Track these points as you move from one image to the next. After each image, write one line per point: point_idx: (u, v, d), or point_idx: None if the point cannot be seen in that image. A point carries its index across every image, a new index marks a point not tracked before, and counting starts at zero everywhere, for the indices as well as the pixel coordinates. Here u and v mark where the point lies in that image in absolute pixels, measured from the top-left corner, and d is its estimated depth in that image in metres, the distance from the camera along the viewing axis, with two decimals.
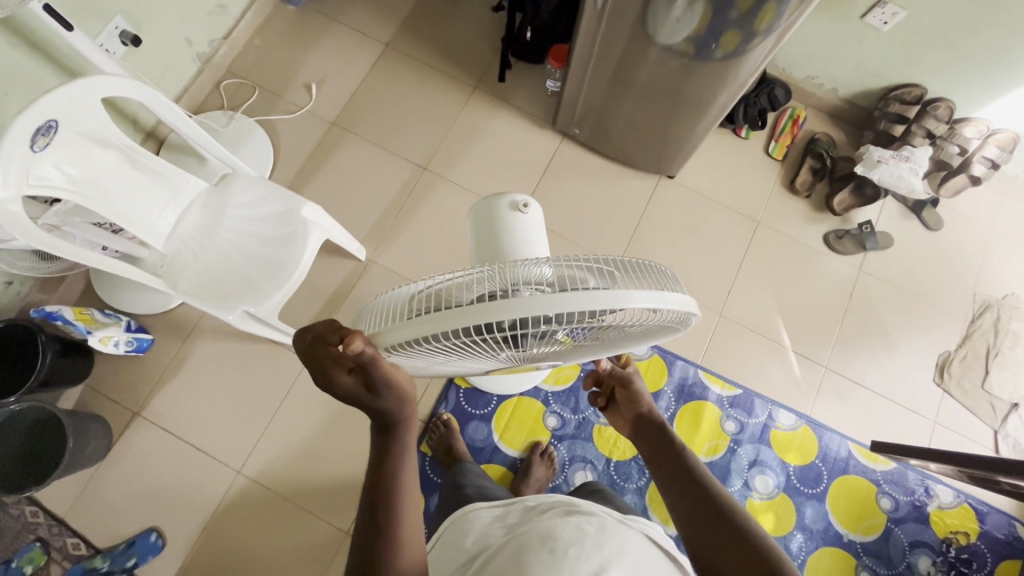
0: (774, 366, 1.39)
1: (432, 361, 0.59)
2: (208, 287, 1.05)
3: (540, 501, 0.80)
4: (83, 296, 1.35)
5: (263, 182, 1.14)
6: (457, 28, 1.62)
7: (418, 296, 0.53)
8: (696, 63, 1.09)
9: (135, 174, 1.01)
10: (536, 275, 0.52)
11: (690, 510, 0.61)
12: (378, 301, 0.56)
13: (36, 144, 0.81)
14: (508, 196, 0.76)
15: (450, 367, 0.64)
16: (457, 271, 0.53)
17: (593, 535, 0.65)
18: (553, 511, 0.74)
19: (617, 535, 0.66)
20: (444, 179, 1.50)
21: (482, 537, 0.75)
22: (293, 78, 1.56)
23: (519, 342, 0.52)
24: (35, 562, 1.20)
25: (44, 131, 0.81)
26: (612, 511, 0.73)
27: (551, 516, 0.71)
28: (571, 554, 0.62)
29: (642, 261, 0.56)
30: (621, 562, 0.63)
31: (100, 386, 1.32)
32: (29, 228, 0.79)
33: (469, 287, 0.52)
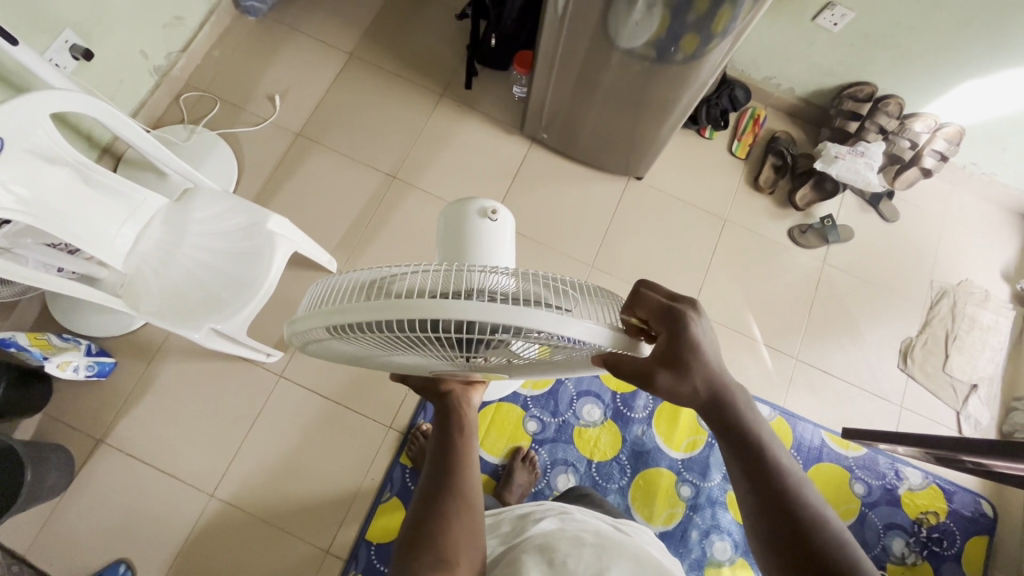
0: (747, 359, 1.42)
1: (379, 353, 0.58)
2: (171, 306, 1.02)
3: (533, 507, 0.82)
4: (39, 321, 1.29)
5: (225, 196, 1.11)
6: (422, 36, 1.63)
7: (371, 281, 0.52)
8: (657, 66, 1.11)
9: (89, 191, 0.97)
10: (495, 284, 0.51)
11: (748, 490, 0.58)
12: (336, 277, 0.55)
13: None
14: (476, 202, 0.76)
15: (402, 362, 0.62)
16: (419, 263, 0.52)
17: (591, 543, 0.68)
18: (547, 520, 0.75)
19: (612, 543, 0.69)
20: (414, 187, 1.49)
21: None
22: (256, 90, 1.54)
23: (467, 347, 0.52)
24: None
25: None
26: (609, 527, 0.76)
27: (548, 526, 0.73)
28: (569, 562, 0.63)
29: (605, 292, 0.55)
30: (619, 561, 0.65)
31: (60, 414, 1.26)
32: None
33: (428, 282, 0.51)
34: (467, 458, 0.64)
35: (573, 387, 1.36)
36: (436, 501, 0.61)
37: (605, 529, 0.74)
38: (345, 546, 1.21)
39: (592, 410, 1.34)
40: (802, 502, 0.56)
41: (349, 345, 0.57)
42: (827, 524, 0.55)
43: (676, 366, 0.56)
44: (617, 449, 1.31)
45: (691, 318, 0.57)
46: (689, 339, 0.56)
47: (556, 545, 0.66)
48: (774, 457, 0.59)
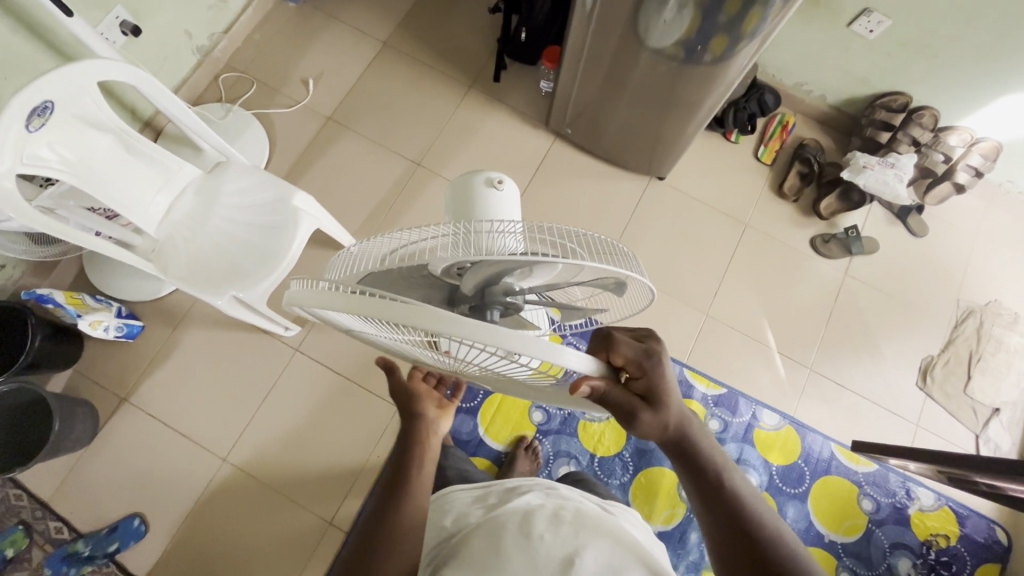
0: (759, 367, 1.40)
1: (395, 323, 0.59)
2: (197, 273, 1.06)
3: (520, 484, 0.82)
4: (76, 281, 1.36)
5: (256, 170, 1.14)
6: (455, 28, 1.65)
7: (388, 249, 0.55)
8: (685, 67, 1.11)
9: (130, 158, 1.02)
10: (505, 243, 0.53)
11: (712, 531, 0.58)
12: (359, 251, 0.58)
13: (32, 123, 0.82)
14: (482, 172, 0.77)
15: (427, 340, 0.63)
16: (432, 231, 0.55)
17: (570, 524, 0.69)
18: (534, 492, 0.77)
19: (590, 527, 0.69)
20: (437, 175, 1.52)
21: (461, 517, 0.77)
22: (292, 73, 1.59)
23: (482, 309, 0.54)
24: (17, 546, 1.19)
25: (39, 111, 0.83)
26: (592, 503, 0.79)
27: (531, 498, 0.75)
28: (545, 537, 0.66)
29: (613, 243, 0.56)
30: (596, 541, 0.67)
31: (89, 371, 1.33)
32: (22, 207, 0.82)
33: (442, 246, 0.53)
34: (420, 484, 0.63)
35: None
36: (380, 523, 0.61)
37: (590, 508, 0.75)
38: (348, 519, 1.25)
39: None
40: (766, 531, 0.57)
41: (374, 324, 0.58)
42: (789, 544, 0.57)
43: (653, 402, 0.56)
44: (620, 445, 1.32)
45: (664, 359, 0.58)
46: (662, 379, 0.57)
47: (536, 532, 0.67)
48: (733, 485, 0.59)
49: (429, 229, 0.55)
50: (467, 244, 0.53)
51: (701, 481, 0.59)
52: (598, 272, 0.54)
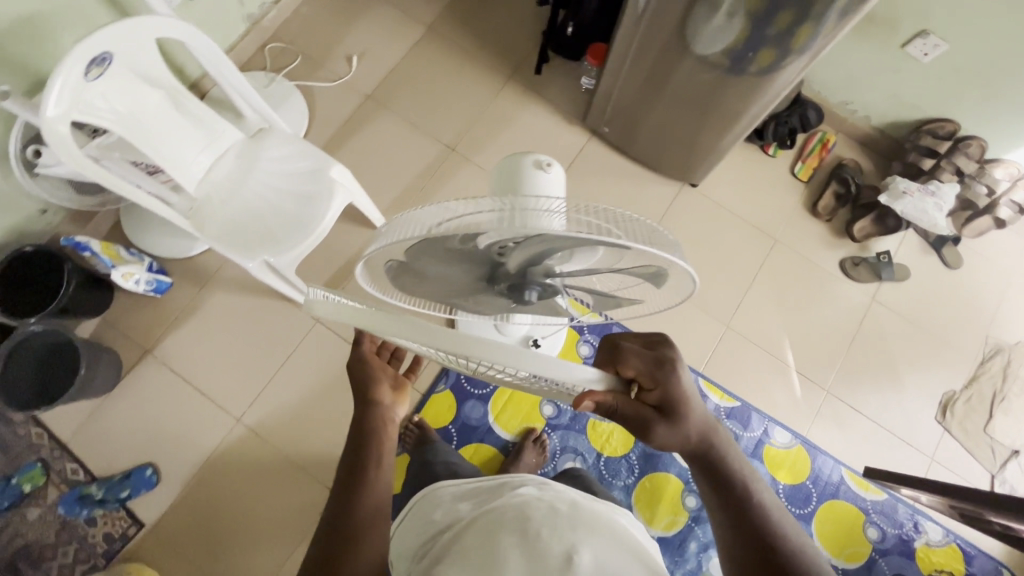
0: (776, 384, 1.39)
1: (431, 287, 0.60)
2: (233, 234, 1.08)
3: (514, 479, 0.81)
4: (110, 233, 1.39)
5: (297, 139, 1.15)
6: (501, 17, 1.64)
7: (429, 220, 0.52)
8: (729, 77, 1.11)
9: (178, 116, 1.04)
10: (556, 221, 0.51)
11: (736, 542, 0.59)
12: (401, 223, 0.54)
13: (90, 73, 0.86)
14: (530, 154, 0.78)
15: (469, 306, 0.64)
16: (480, 207, 0.51)
17: (565, 517, 0.68)
18: (528, 488, 0.76)
19: (582, 520, 0.69)
20: (469, 162, 1.52)
21: (454, 513, 0.77)
22: (335, 48, 1.60)
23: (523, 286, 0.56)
24: (34, 482, 1.24)
25: (98, 62, 0.86)
26: (588, 497, 0.77)
27: (525, 492, 0.74)
28: (541, 532, 0.65)
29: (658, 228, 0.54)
30: (592, 537, 0.66)
31: (116, 321, 1.36)
32: (75, 153, 0.84)
33: (492, 224, 0.50)
34: (380, 462, 0.66)
35: None
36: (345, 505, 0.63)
37: (582, 501, 0.74)
38: None
39: None
40: (790, 545, 0.58)
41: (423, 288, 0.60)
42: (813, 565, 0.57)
43: (667, 414, 0.60)
44: (627, 448, 1.31)
45: (678, 373, 0.61)
46: (677, 388, 0.60)
47: (529, 530, 0.66)
48: (759, 498, 0.61)
49: (477, 206, 0.51)
50: (518, 221, 0.50)
51: (725, 494, 0.61)
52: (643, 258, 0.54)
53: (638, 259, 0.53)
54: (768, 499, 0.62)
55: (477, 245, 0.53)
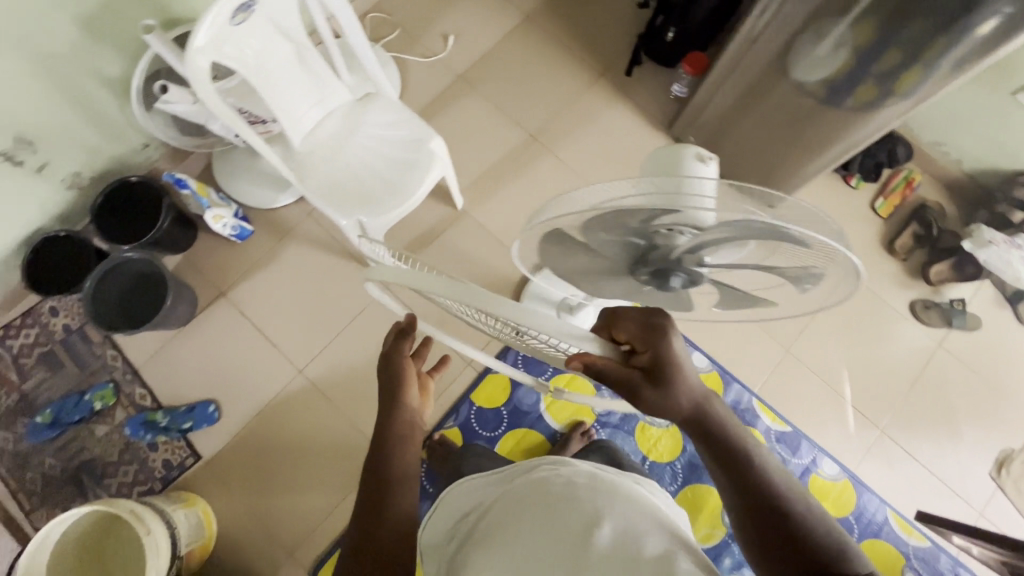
0: (829, 415, 1.38)
1: (578, 260, 0.62)
2: (329, 190, 1.12)
3: (530, 460, 0.73)
4: (203, 174, 1.44)
5: (403, 109, 1.17)
6: (599, 14, 1.65)
7: (588, 197, 0.52)
8: (821, 107, 1.14)
9: (298, 70, 1.08)
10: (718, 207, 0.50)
11: (745, 514, 0.58)
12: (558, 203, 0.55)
13: (236, 17, 0.90)
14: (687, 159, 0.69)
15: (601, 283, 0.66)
16: (638, 188, 0.51)
17: (587, 487, 0.63)
18: (546, 463, 0.71)
19: (620, 505, 0.61)
20: (551, 153, 1.53)
21: (478, 495, 0.72)
22: (433, 25, 1.62)
23: (670, 270, 0.57)
24: (105, 401, 1.30)
25: (244, 7, 0.90)
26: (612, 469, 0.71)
27: (545, 466, 0.69)
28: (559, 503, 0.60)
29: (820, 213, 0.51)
30: (619, 504, 0.61)
31: (196, 260, 1.40)
32: (207, 90, 0.89)
33: (651, 208, 0.50)
34: (409, 458, 0.67)
35: None
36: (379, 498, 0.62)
37: (616, 481, 0.66)
38: None
39: None
40: (804, 515, 0.57)
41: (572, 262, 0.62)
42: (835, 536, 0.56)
43: (658, 380, 0.55)
44: (674, 455, 1.32)
45: (673, 335, 0.57)
46: (670, 352, 0.56)
47: (564, 519, 0.58)
48: (765, 470, 0.59)
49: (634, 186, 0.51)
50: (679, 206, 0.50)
51: (728, 466, 0.59)
52: (802, 255, 0.52)
53: (796, 252, 0.51)
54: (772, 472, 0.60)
55: (632, 227, 0.54)
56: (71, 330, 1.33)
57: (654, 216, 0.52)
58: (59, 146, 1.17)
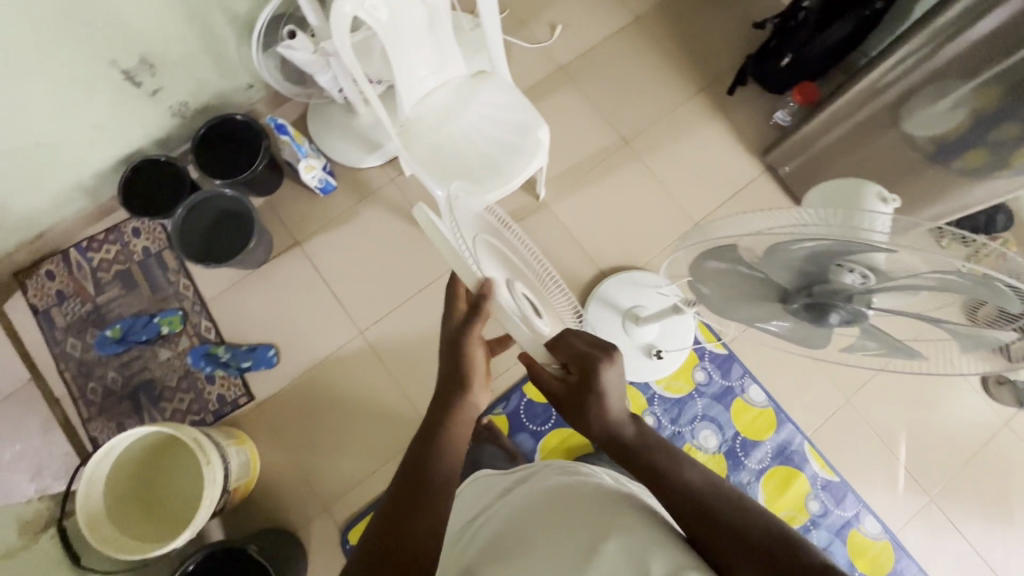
0: (879, 473, 1.35)
1: (729, 282, 0.63)
2: (429, 160, 1.12)
3: (540, 467, 0.78)
4: (295, 122, 1.45)
5: (517, 94, 1.16)
6: (710, 28, 1.61)
7: (752, 223, 0.56)
8: (925, 163, 1.20)
9: (427, 37, 1.07)
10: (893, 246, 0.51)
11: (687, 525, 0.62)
12: (721, 226, 0.58)
13: None
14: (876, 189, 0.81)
15: (741, 312, 0.66)
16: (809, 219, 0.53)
17: (580, 501, 0.64)
18: (549, 471, 0.74)
19: (612, 510, 0.61)
20: (639, 160, 1.51)
21: (485, 502, 0.77)
22: (542, 12, 1.59)
23: (826, 305, 0.57)
24: (172, 327, 1.33)
25: None
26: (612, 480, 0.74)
27: (548, 475, 0.72)
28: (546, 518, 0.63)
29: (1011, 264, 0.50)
30: (608, 510, 0.62)
31: (276, 205, 1.42)
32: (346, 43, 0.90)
33: (821, 237, 0.52)
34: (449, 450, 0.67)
35: (701, 408, 1.35)
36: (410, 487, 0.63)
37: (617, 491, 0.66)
38: None
39: (708, 437, 1.33)
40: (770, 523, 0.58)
41: (717, 285, 0.64)
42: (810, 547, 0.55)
43: (579, 403, 0.69)
44: None
45: (601, 370, 0.67)
46: (594, 383, 0.67)
47: (556, 526, 0.60)
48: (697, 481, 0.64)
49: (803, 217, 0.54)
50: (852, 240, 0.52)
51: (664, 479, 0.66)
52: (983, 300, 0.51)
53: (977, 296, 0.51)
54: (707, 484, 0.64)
55: (792, 258, 0.56)
56: (149, 253, 1.36)
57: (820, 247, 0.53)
58: (175, 74, 1.19)
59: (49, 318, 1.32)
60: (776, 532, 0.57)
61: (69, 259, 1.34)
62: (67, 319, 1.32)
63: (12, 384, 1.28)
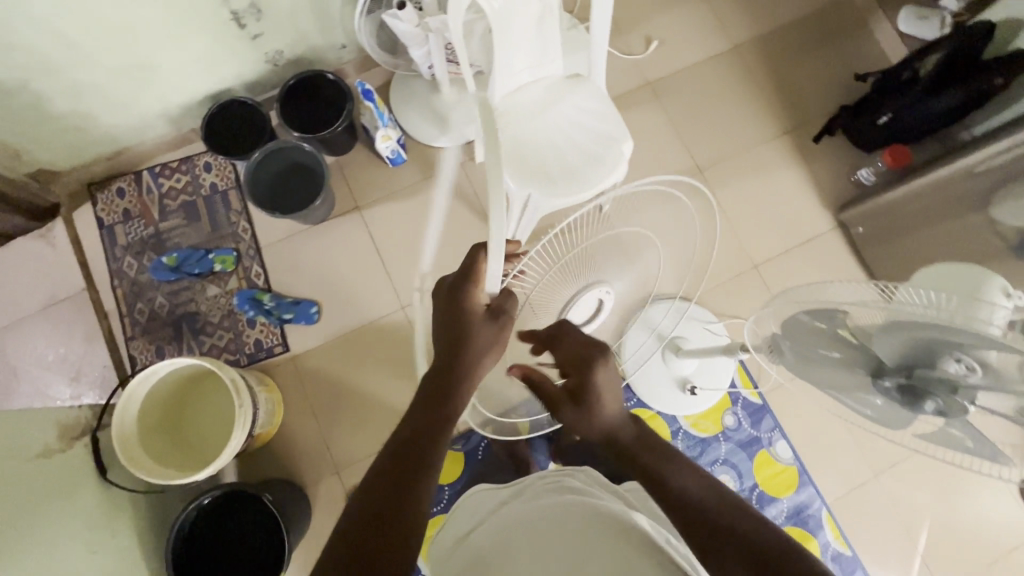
0: (893, 556, 1.31)
1: (822, 349, 0.63)
2: (510, 152, 1.11)
3: (540, 483, 0.82)
4: (379, 88, 1.46)
5: (609, 105, 1.15)
6: (809, 70, 1.55)
7: (849, 294, 0.59)
8: (1008, 255, 1.10)
9: (533, 31, 1.05)
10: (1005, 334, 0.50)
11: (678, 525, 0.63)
12: (819, 294, 0.61)
13: None
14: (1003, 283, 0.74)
15: (829, 386, 0.66)
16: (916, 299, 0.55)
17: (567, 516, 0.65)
18: (547, 487, 0.77)
19: (605, 522, 0.61)
20: (709, 191, 1.48)
21: (483, 515, 0.79)
22: (640, 23, 1.56)
23: (920, 387, 0.56)
24: (224, 266, 1.35)
25: None
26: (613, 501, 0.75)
27: (545, 492, 0.76)
28: (536, 527, 0.65)
29: None
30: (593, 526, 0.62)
31: (345, 167, 1.43)
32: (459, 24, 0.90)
33: (925, 317, 0.53)
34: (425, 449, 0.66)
35: (723, 451, 1.33)
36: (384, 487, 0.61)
37: (614, 509, 0.66)
38: (466, 425, 1.34)
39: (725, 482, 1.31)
40: (749, 527, 0.59)
41: (802, 355, 0.65)
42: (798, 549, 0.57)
43: (576, 400, 0.75)
44: None
45: (598, 366, 0.75)
46: (591, 380, 0.74)
47: (541, 536, 0.62)
48: (682, 486, 0.66)
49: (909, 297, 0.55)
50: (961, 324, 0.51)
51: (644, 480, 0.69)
52: None
53: None
54: (691, 487, 0.65)
55: (885, 334, 0.57)
56: (217, 190, 1.39)
57: (919, 326, 0.54)
58: (279, 22, 1.20)
59: (112, 234, 1.36)
60: (784, 543, 0.57)
61: (141, 181, 1.38)
62: (128, 238, 1.36)
63: (67, 291, 1.32)
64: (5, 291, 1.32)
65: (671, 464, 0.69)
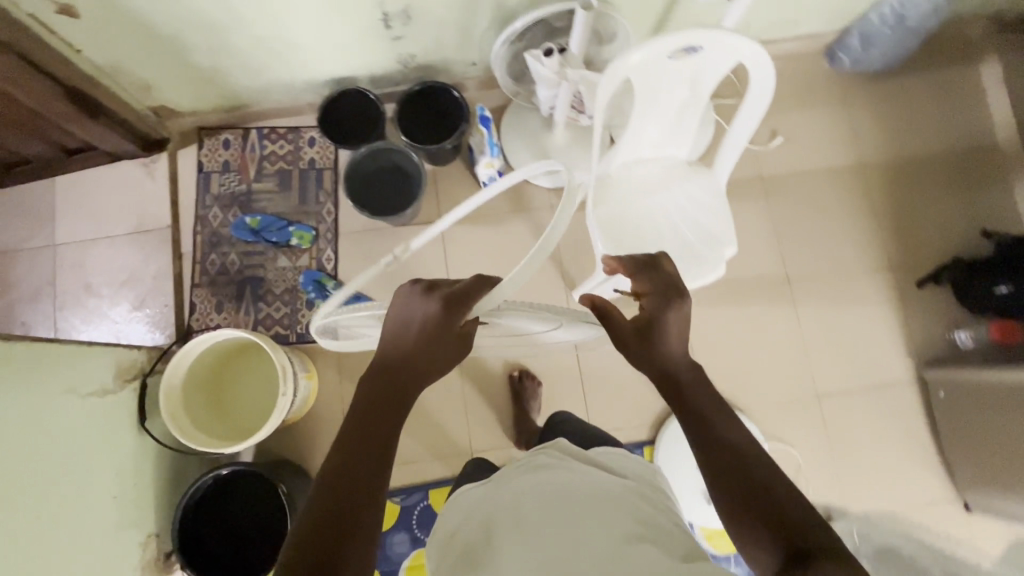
0: None
1: None
2: (609, 224, 1.07)
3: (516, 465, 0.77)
4: (493, 109, 1.45)
5: (723, 208, 1.09)
6: (933, 210, 1.46)
7: None
8: None
9: (672, 117, 1.02)
10: None
11: (713, 477, 0.64)
12: None
13: (676, 52, 0.87)
14: None
15: None
16: None
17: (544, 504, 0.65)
18: (520, 467, 0.75)
19: (603, 500, 0.66)
20: (791, 304, 1.42)
21: (460, 505, 0.74)
22: (769, 116, 1.50)
23: None
24: (300, 241, 1.37)
25: (688, 49, 0.87)
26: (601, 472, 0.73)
27: (514, 474, 0.73)
28: (524, 519, 0.64)
29: None
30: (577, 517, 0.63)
31: (439, 177, 1.43)
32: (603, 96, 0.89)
33: None
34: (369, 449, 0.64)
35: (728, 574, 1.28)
36: (330, 495, 0.60)
37: (597, 474, 0.71)
38: None
39: None
40: (775, 493, 0.60)
41: None
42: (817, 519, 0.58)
43: (644, 332, 0.72)
44: None
45: (675, 309, 0.73)
46: (667, 320, 0.72)
47: (533, 531, 0.63)
48: (725, 436, 0.65)
49: None
50: None
51: (691, 428, 0.68)
52: None
53: None
54: (734, 438, 0.65)
55: None
56: (314, 166, 1.42)
57: None
58: (422, 31, 1.20)
59: (207, 181, 1.40)
60: (801, 509, 0.58)
61: (247, 138, 1.41)
62: (220, 189, 1.40)
63: (153, 224, 1.38)
64: (99, 207, 1.39)
65: (715, 408, 0.69)
